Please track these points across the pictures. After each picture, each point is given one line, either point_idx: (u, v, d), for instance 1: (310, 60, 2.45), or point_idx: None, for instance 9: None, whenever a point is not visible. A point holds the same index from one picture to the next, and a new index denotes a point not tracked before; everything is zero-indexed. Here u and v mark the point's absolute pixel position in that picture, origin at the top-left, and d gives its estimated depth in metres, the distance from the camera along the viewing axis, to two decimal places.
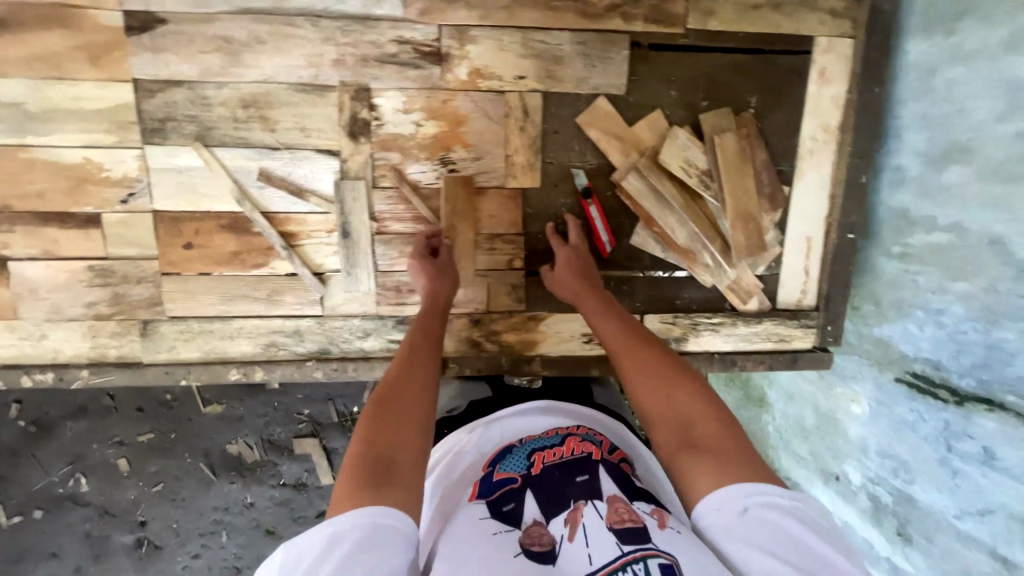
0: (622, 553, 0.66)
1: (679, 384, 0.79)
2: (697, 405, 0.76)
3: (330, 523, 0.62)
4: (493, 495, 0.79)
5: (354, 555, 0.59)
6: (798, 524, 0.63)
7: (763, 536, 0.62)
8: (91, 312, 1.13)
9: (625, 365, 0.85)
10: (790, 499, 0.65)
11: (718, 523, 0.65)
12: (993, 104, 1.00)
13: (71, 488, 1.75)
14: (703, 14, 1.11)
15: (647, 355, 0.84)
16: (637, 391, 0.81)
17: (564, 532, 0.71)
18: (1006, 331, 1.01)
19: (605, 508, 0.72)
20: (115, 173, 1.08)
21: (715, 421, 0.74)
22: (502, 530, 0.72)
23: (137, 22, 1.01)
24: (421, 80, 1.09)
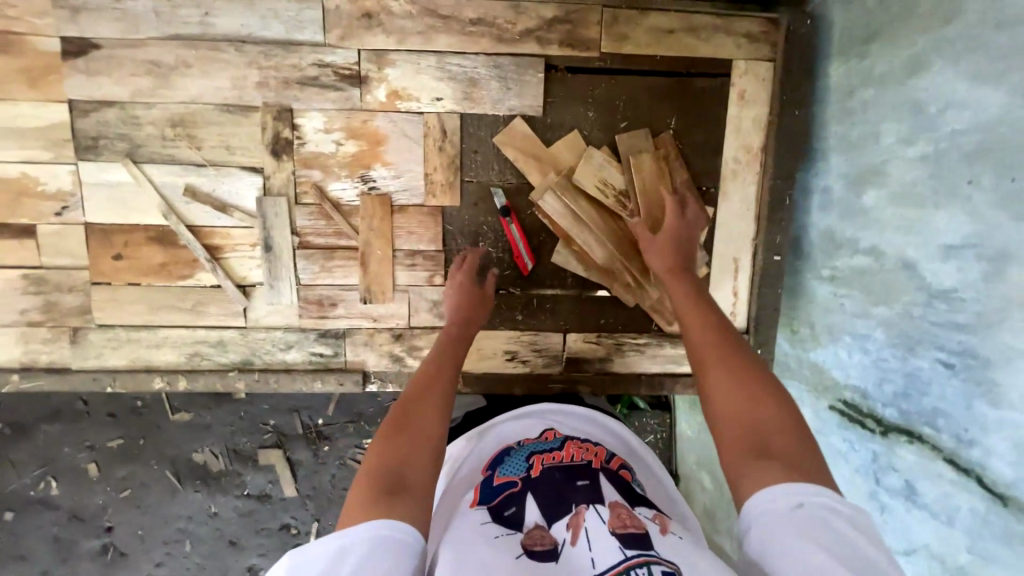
0: (625, 557, 0.67)
1: (763, 392, 0.74)
2: (779, 417, 0.71)
3: (340, 536, 0.65)
4: (495, 497, 0.81)
5: (359, 566, 0.61)
6: (856, 535, 0.59)
7: (815, 534, 0.58)
8: (24, 318, 1.18)
9: (709, 358, 0.81)
10: (851, 511, 0.61)
11: (769, 514, 0.62)
12: (900, 126, 0.98)
13: (42, 491, 1.78)
14: (616, 39, 1.14)
15: (734, 354, 0.80)
16: (712, 386, 0.77)
17: (567, 535, 0.73)
18: (921, 360, 0.96)
19: (607, 513, 0.75)
20: (50, 187, 1.14)
21: (792, 436, 0.70)
22: (503, 533, 0.74)
23: (73, 48, 1.09)
24: (341, 101, 1.14)
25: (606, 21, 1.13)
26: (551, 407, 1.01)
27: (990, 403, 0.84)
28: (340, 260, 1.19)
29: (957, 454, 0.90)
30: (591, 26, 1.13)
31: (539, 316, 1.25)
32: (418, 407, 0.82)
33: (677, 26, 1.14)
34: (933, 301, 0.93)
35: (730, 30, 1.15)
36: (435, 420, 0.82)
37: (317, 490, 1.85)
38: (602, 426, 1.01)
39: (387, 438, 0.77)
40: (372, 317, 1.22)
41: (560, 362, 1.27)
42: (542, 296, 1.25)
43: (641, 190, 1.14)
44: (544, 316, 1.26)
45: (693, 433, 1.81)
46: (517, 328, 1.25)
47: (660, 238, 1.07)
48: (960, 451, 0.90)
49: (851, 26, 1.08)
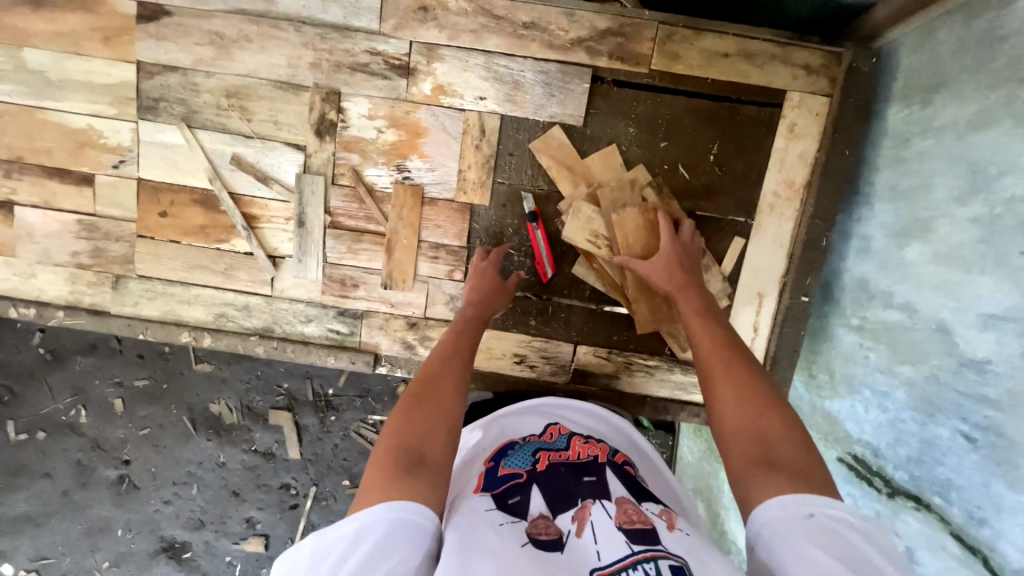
0: (632, 552, 0.68)
1: (767, 404, 0.76)
2: (783, 428, 0.73)
3: (360, 517, 0.68)
4: (499, 487, 0.82)
5: (381, 548, 0.66)
6: (865, 544, 0.60)
7: (825, 544, 0.59)
8: (74, 260, 1.27)
9: (715, 372, 0.82)
10: (861, 520, 0.62)
11: (778, 523, 0.63)
12: (954, 182, 0.93)
13: (72, 417, 1.91)
14: (668, 57, 1.12)
15: (742, 367, 0.81)
16: (719, 399, 0.79)
17: (573, 527, 0.74)
18: (941, 428, 0.92)
19: (613, 508, 0.76)
20: (111, 141, 1.21)
21: (796, 445, 0.72)
22: (508, 520, 0.74)
23: (146, 12, 1.14)
24: (387, 90, 1.16)
25: (660, 38, 1.11)
26: (557, 402, 1.06)
27: (1008, 484, 0.80)
28: (367, 243, 1.23)
29: (965, 530, 0.86)
30: (644, 41, 1.11)
31: (552, 324, 1.26)
32: (434, 387, 0.87)
33: (733, 50, 1.11)
34: (964, 370, 0.89)
35: (788, 60, 1.12)
36: (451, 398, 0.86)
37: (319, 456, 1.92)
38: (607, 422, 1.05)
39: (404, 414, 0.82)
40: (389, 303, 1.25)
41: (567, 372, 1.27)
42: (558, 305, 1.25)
43: (623, 247, 1.11)
44: (557, 325, 1.26)
45: (693, 458, 1.78)
46: (529, 333, 1.26)
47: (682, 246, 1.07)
48: (969, 528, 0.86)
49: (919, 71, 1.03)
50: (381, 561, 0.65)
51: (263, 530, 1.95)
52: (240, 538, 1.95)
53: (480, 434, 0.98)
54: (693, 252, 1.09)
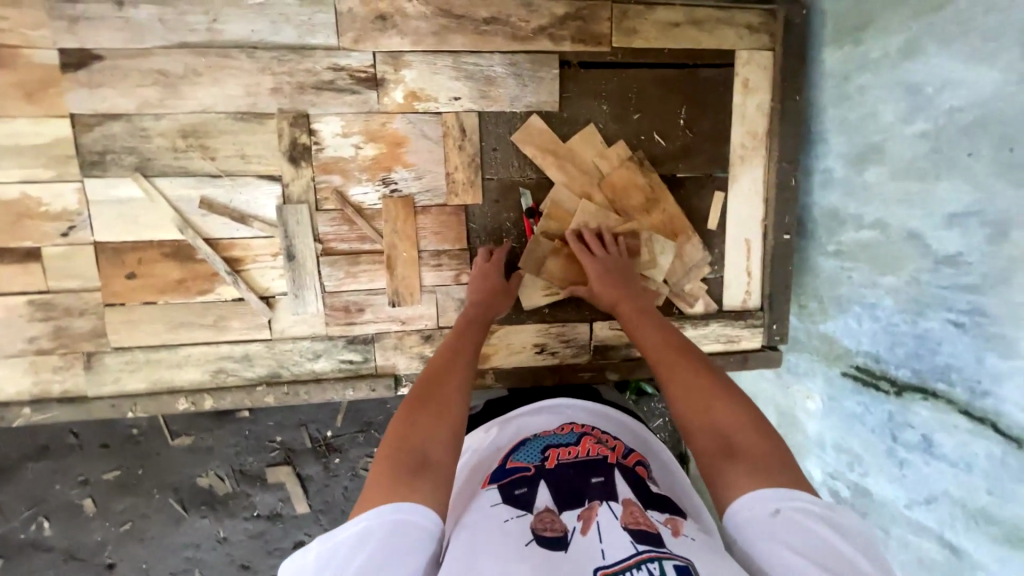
0: (636, 552, 0.66)
1: (719, 398, 0.81)
2: (738, 420, 0.78)
3: (363, 518, 0.67)
4: (506, 480, 0.82)
5: (386, 548, 0.64)
6: (828, 532, 0.63)
7: (792, 539, 0.63)
8: (33, 346, 1.12)
9: (665, 377, 0.89)
10: (821, 508, 0.66)
11: (748, 525, 0.67)
12: (896, 106, 1.05)
13: (33, 533, 1.68)
14: (626, 33, 1.18)
15: (692, 370, 0.87)
16: (678, 404, 0.84)
17: (578, 525, 0.72)
18: (931, 321, 1.04)
19: (620, 508, 0.74)
20: (55, 207, 1.09)
21: (753, 433, 0.76)
22: (514, 516, 0.74)
23: (73, 60, 1.04)
24: (358, 104, 1.13)
25: (615, 17, 1.16)
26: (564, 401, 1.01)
27: (999, 354, 0.92)
28: (365, 264, 1.18)
29: (972, 404, 0.97)
30: (602, 21, 1.16)
31: (565, 308, 1.28)
32: (437, 388, 0.86)
33: (683, 19, 1.19)
34: (940, 267, 1.00)
35: (731, 22, 1.21)
36: (455, 397, 0.85)
37: (330, 504, 1.81)
38: (613, 419, 1.01)
39: (408, 414, 0.81)
40: (400, 320, 1.22)
41: (588, 351, 1.29)
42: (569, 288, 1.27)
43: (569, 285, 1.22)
44: (570, 307, 1.28)
45: None
46: (545, 321, 1.27)
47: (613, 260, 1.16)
48: (975, 402, 0.97)
49: (845, 15, 1.15)
50: (387, 560, 0.63)
51: None
52: None
53: (491, 438, 0.96)
54: (624, 264, 1.16)
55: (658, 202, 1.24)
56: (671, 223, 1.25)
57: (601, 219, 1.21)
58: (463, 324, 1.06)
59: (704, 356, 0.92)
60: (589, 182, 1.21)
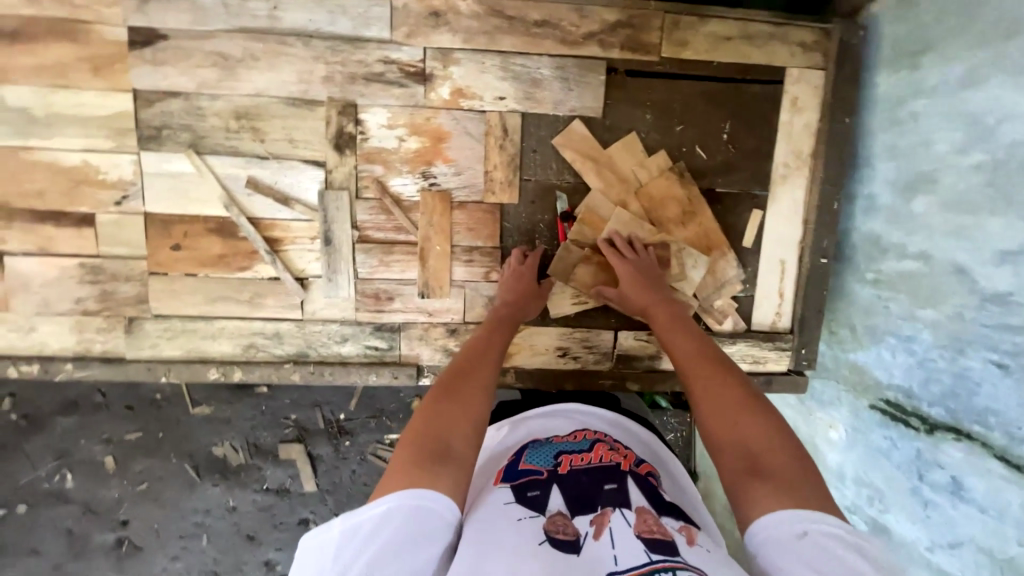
0: (649, 561, 0.66)
1: (750, 416, 0.81)
2: (768, 437, 0.78)
3: (384, 501, 0.69)
4: (519, 481, 0.82)
5: (407, 532, 0.67)
6: (856, 561, 0.62)
7: (817, 563, 0.63)
8: (80, 307, 1.18)
9: (695, 387, 0.89)
10: (851, 535, 0.65)
11: (772, 543, 0.67)
12: (953, 136, 1.02)
13: (57, 484, 1.76)
14: (676, 44, 1.17)
15: (724, 382, 0.87)
16: (707, 414, 0.84)
17: (590, 529, 0.72)
18: (972, 360, 1.00)
19: (632, 517, 0.74)
20: (111, 176, 1.14)
21: (782, 453, 0.76)
22: (526, 516, 0.74)
23: (140, 38, 1.09)
24: (405, 97, 1.15)
25: (667, 27, 1.16)
26: (577, 406, 1.03)
27: None
28: (398, 254, 1.21)
29: (1009, 450, 0.94)
30: (653, 30, 1.16)
31: (590, 314, 1.28)
32: (467, 377, 0.88)
33: (735, 33, 1.18)
34: (986, 304, 0.97)
35: (785, 39, 1.19)
36: (483, 390, 0.87)
37: (337, 485, 1.84)
38: (625, 429, 1.02)
39: (437, 401, 0.82)
40: (428, 312, 1.24)
41: (610, 359, 1.29)
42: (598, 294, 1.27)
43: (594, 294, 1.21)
44: (596, 314, 1.28)
45: None
46: (570, 325, 1.28)
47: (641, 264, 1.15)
48: (1012, 448, 0.94)
49: (904, 38, 1.12)
50: (408, 542, 0.66)
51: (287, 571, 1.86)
52: None
53: (501, 440, 0.97)
54: (653, 269, 1.16)
55: (695, 215, 1.23)
56: (708, 238, 1.24)
57: (635, 228, 1.20)
58: (493, 321, 1.08)
59: (737, 369, 0.91)
60: (626, 191, 1.21)
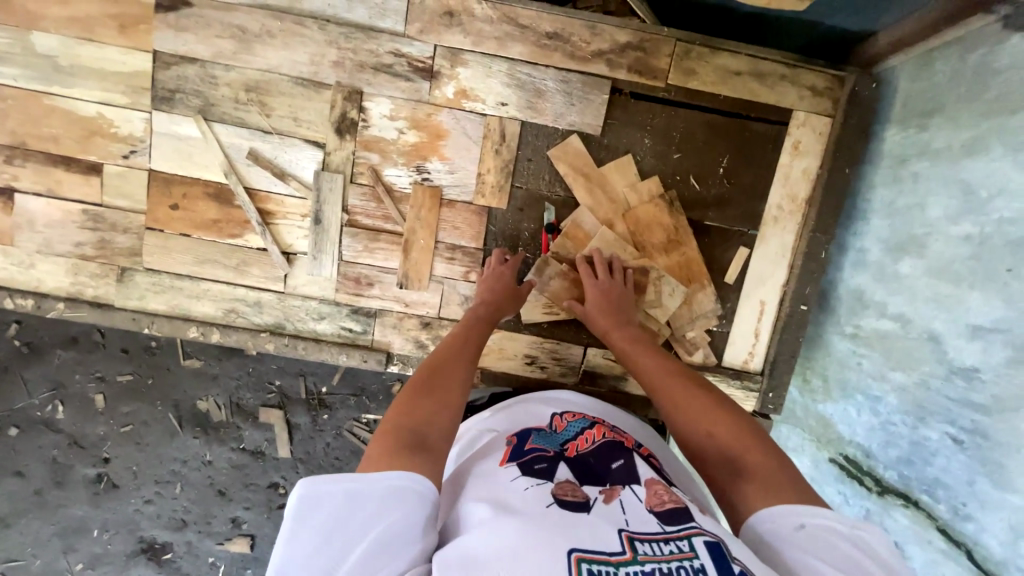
0: (664, 530, 0.70)
1: (720, 420, 0.85)
2: (740, 438, 0.81)
3: (355, 480, 0.70)
4: (524, 458, 0.86)
5: (379, 510, 0.68)
6: (855, 550, 0.65)
7: (819, 552, 0.65)
8: (77, 251, 1.23)
9: (664, 406, 0.93)
10: (850, 527, 0.67)
11: (774, 534, 0.69)
12: (947, 203, 1.00)
13: (48, 413, 1.84)
14: (684, 73, 1.17)
15: (691, 392, 0.91)
16: (680, 427, 0.88)
17: (600, 496, 0.77)
18: (931, 431, 0.99)
19: (643, 491, 0.78)
20: (122, 130, 1.19)
21: (756, 451, 0.79)
22: (533, 485, 0.78)
23: (166, 2, 1.13)
24: (410, 91, 1.18)
25: (677, 54, 1.16)
26: (571, 394, 1.15)
27: (993, 482, 0.87)
28: (383, 243, 1.24)
29: (951, 525, 0.93)
30: (662, 56, 1.16)
31: (562, 326, 1.29)
32: (441, 376, 0.91)
33: (746, 69, 1.17)
34: (952, 377, 0.96)
35: (795, 81, 1.18)
36: (458, 391, 0.90)
37: (310, 456, 1.89)
38: (626, 417, 1.14)
39: (410, 397, 0.85)
40: (404, 302, 1.26)
41: (576, 374, 1.30)
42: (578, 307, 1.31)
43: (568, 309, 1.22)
44: (569, 327, 1.29)
45: None
46: (541, 334, 1.29)
47: (612, 283, 1.17)
48: (955, 523, 0.92)
49: (915, 97, 1.11)
50: (380, 521, 0.68)
51: (249, 531, 1.92)
52: (225, 539, 1.91)
53: (502, 425, 1.01)
54: (622, 294, 1.17)
55: (680, 244, 1.23)
56: (689, 269, 1.24)
57: (618, 247, 1.21)
58: (475, 324, 1.09)
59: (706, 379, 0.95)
60: (615, 211, 1.22)
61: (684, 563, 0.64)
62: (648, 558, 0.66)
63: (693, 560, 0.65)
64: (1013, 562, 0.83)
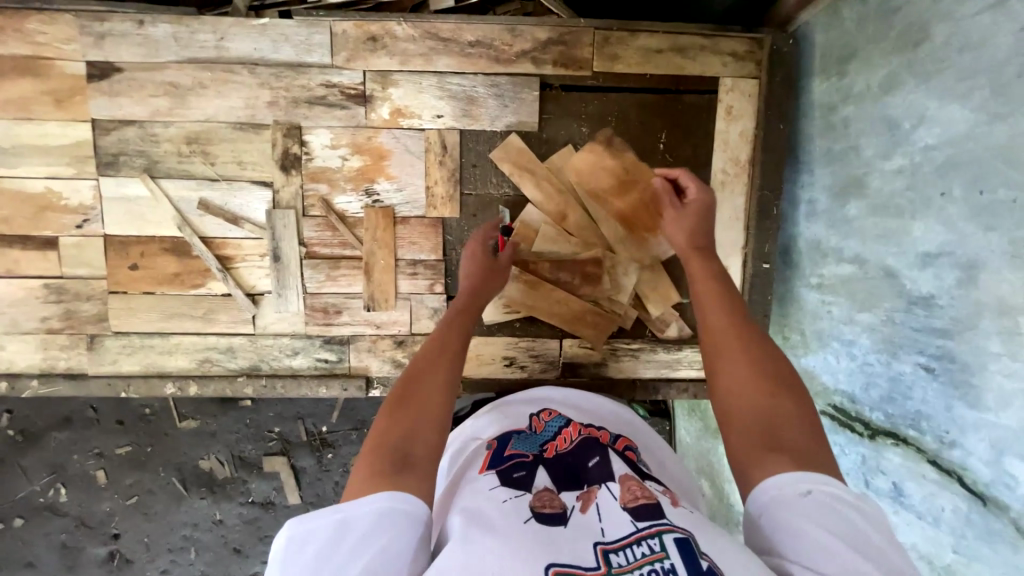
0: (636, 529, 0.70)
1: (781, 395, 0.77)
2: (795, 416, 0.75)
3: (341, 510, 0.69)
4: (503, 466, 0.86)
5: (366, 537, 0.66)
6: (858, 517, 0.64)
7: (824, 521, 0.63)
8: (44, 326, 1.24)
9: (726, 357, 0.83)
10: (852, 497, 0.66)
11: (781, 503, 0.66)
12: (877, 141, 1.02)
13: (51, 497, 1.82)
14: (608, 59, 1.20)
15: (760, 355, 0.82)
16: (737, 384, 0.80)
17: (577, 504, 0.76)
18: (904, 363, 0.99)
19: (618, 489, 0.78)
20: (72, 201, 1.21)
21: (806, 433, 0.73)
22: (512, 497, 0.77)
23: (97, 71, 1.16)
24: (347, 119, 1.20)
25: (598, 42, 1.19)
26: (549, 390, 1.15)
27: (967, 404, 0.87)
28: (345, 269, 1.25)
29: (940, 454, 0.92)
30: (584, 46, 1.19)
31: (534, 323, 1.30)
32: (427, 380, 0.87)
33: (667, 45, 1.20)
34: (913, 307, 0.96)
35: (716, 49, 1.21)
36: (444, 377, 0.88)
37: (320, 497, 1.87)
38: (606, 404, 1.13)
39: (395, 407, 0.82)
40: (375, 324, 1.27)
41: (557, 368, 1.30)
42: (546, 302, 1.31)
43: (535, 310, 1.26)
44: (540, 325, 1.29)
45: (690, 439, 1.74)
46: (515, 334, 1.30)
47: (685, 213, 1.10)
48: (942, 452, 0.92)
49: (832, 45, 1.14)
50: (367, 548, 0.65)
51: None
52: None
53: (484, 433, 1.02)
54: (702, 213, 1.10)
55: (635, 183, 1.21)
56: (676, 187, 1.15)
57: (560, 244, 1.23)
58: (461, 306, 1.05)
59: (769, 339, 0.85)
60: (564, 203, 1.23)
61: (655, 565, 0.64)
62: (621, 570, 0.65)
63: (664, 561, 0.64)
64: (1000, 479, 0.82)
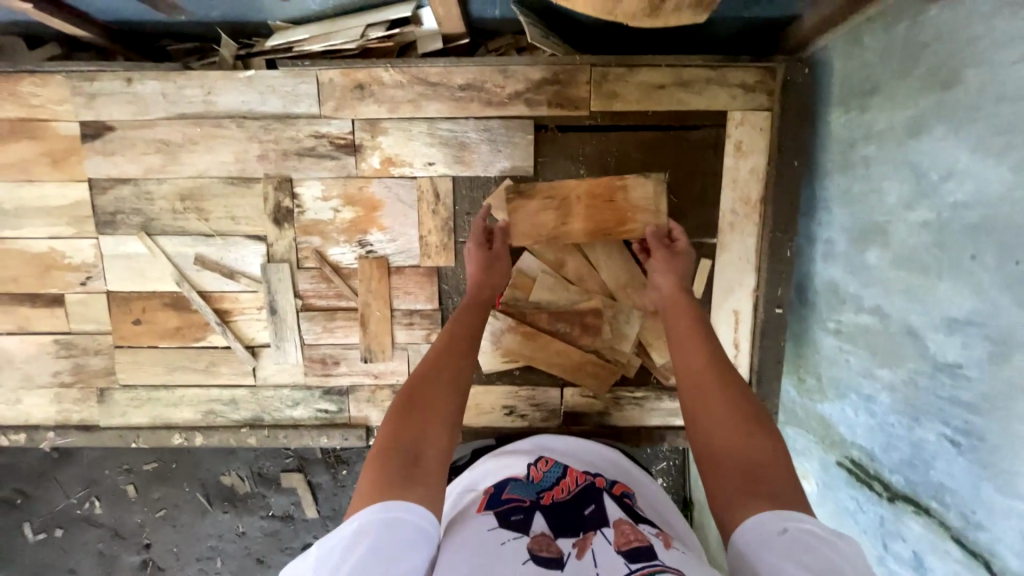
0: (630, 570, 0.67)
1: (756, 432, 0.72)
2: (775, 458, 0.69)
3: (353, 521, 0.65)
4: (501, 509, 0.82)
5: (377, 547, 0.62)
6: (843, 561, 0.56)
7: (801, 558, 0.56)
8: (56, 379, 1.27)
9: (697, 393, 0.80)
10: (840, 540, 0.59)
11: (756, 541, 0.60)
12: (901, 188, 0.94)
13: (87, 509, 1.89)
14: (606, 97, 1.13)
15: (732, 393, 0.78)
16: (709, 421, 0.76)
17: (573, 550, 0.72)
18: (927, 432, 0.92)
19: (612, 534, 0.75)
20: (75, 260, 1.22)
21: (788, 474, 0.67)
22: (511, 539, 0.73)
23: (91, 130, 1.16)
24: (337, 169, 1.17)
25: (596, 80, 1.12)
26: (545, 436, 1.11)
27: (996, 488, 0.80)
28: (341, 320, 1.24)
29: (964, 534, 0.86)
30: (580, 84, 1.12)
31: (535, 371, 1.26)
32: (437, 374, 0.84)
33: (669, 80, 1.12)
34: (938, 373, 0.89)
35: (724, 81, 1.13)
36: (459, 370, 0.85)
37: (336, 512, 1.90)
38: (606, 453, 1.09)
39: (402, 404, 0.79)
40: (373, 374, 1.26)
41: (558, 416, 1.27)
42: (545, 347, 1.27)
43: (534, 360, 1.23)
44: (541, 374, 1.26)
45: None
46: (515, 382, 1.27)
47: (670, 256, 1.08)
48: (968, 532, 0.85)
49: (852, 75, 1.04)
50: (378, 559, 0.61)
51: None
52: None
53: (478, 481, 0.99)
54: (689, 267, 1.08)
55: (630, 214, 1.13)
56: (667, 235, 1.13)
57: (558, 291, 1.20)
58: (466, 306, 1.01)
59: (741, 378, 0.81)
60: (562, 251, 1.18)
61: None
62: None
63: None
64: None
